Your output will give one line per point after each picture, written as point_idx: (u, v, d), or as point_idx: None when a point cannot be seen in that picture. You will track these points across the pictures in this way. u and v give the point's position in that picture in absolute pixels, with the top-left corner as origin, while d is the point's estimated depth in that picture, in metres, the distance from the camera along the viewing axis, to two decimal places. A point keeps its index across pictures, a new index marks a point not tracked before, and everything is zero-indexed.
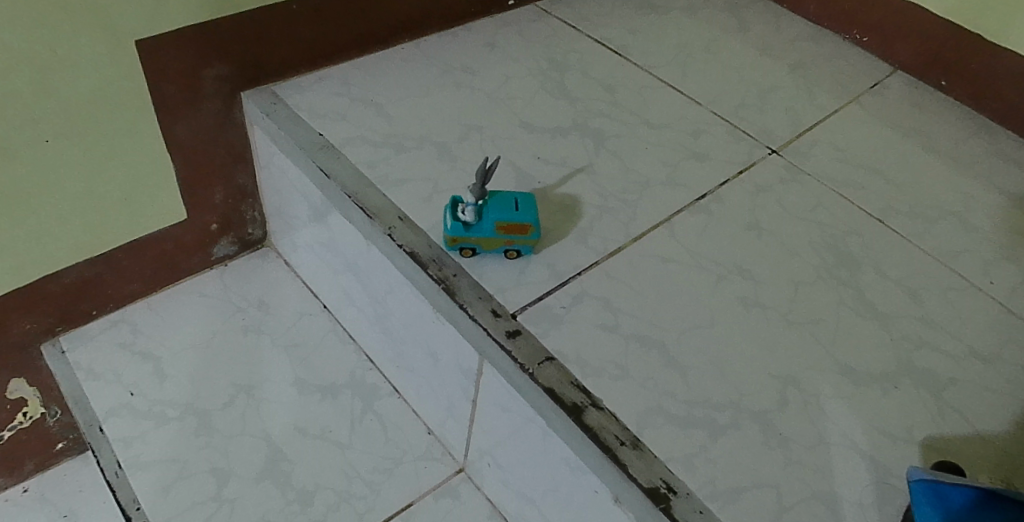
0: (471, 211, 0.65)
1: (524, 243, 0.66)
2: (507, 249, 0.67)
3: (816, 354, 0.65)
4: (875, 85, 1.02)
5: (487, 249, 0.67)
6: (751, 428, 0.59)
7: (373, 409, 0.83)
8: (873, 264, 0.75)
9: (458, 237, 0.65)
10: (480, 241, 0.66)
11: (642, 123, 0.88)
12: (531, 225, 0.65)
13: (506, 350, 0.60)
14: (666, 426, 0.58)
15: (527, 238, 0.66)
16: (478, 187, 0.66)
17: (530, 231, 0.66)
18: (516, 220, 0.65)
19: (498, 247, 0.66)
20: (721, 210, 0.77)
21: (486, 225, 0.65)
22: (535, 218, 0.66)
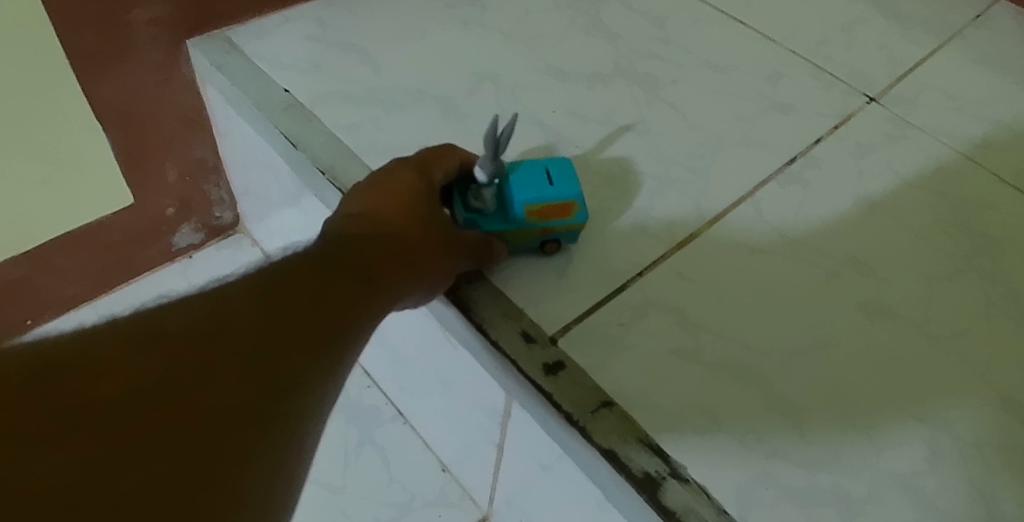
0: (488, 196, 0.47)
1: (567, 232, 0.48)
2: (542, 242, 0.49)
3: (967, 383, 0.47)
4: (980, 15, 0.82)
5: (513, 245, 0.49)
6: (893, 501, 0.42)
7: (372, 439, 0.66)
8: (1021, 244, 0.57)
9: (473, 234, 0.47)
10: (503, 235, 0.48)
11: (703, 65, 0.69)
12: (574, 203, 0.47)
13: (544, 393, 0.44)
14: (776, 504, 0.41)
15: (569, 224, 0.48)
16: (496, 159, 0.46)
17: (574, 212, 0.48)
18: (554, 200, 0.47)
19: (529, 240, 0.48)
20: (817, 178, 0.59)
21: (511, 213, 0.47)
22: (577, 192, 0.48)
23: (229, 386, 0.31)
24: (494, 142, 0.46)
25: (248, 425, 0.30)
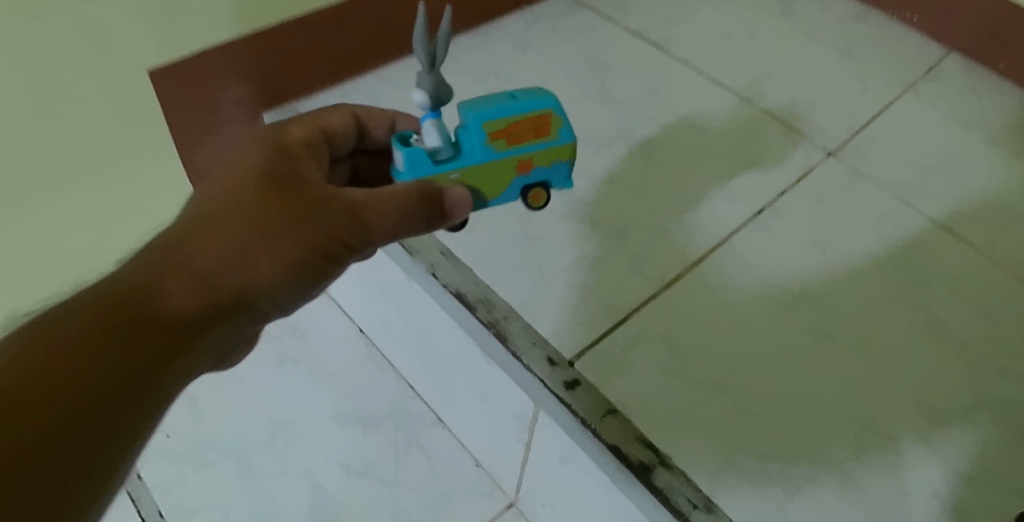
0: (435, 127, 0.53)
1: (547, 148, 0.56)
2: (521, 166, 0.56)
3: (889, 390, 0.61)
4: (930, 70, 0.96)
5: (492, 177, 0.55)
6: (827, 482, 0.56)
7: (418, 441, 0.79)
8: (943, 278, 0.71)
9: (433, 174, 0.53)
10: (473, 165, 0.54)
11: (689, 127, 0.83)
12: (525, 113, 0.54)
13: (565, 403, 0.58)
14: (739, 483, 0.55)
15: (547, 139, 0.56)
16: (435, 78, 0.53)
17: (548, 122, 0.55)
18: (518, 112, 0.54)
19: (509, 166, 0.55)
20: (780, 225, 0.73)
21: (474, 138, 0.54)
22: (523, 105, 0.54)
23: (62, 413, 0.38)
24: (428, 64, 0.52)
25: (84, 437, 0.39)
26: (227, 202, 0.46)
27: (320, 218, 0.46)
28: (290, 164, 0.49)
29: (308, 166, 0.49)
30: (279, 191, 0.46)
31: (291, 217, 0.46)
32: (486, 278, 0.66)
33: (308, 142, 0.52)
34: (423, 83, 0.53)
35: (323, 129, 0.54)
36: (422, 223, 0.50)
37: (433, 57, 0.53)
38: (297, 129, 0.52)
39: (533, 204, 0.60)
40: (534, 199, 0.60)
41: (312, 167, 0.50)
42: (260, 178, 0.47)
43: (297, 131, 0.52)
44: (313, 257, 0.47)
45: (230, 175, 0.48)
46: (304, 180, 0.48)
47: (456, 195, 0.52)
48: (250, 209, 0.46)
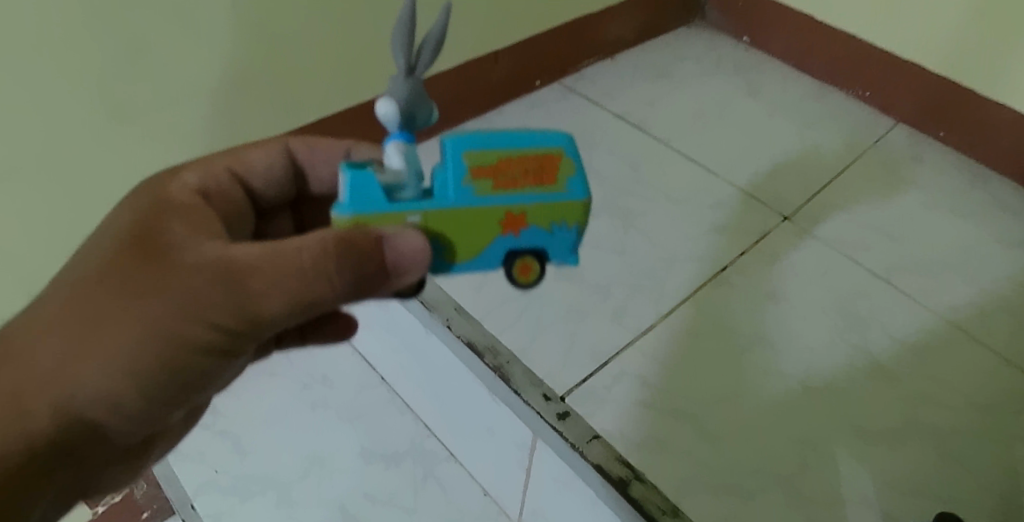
0: (401, 151, 0.49)
1: (548, 202, 0.50)
2: (509, 220, 0.51)
3: (828, 416, 0.74)
4: (879, 140, 1.10)
5: (469, 226, 0.50)
6: (774, 492, 0.68)
7: (433, 474, 0.90)
8: (879, 322, 0.84)
9: (387, 211, 0.49)
10: (441, 209, 0.49)
11: (664, 198, 0.97)
12: (519, 154, 0.50)
13: (558, 430, 0.71)
14: (703, 492, 0.68)
15: (551, 190, 0.50)
16: (411, 87, 0.49)
17: (554, 167, 0.50)
18: (514, 149, 0.50)
19: (492, 216, 0.50)
20: (740, 281, 0.87)
21: (451, 174, 0.49)
22: (521, 143, 0.50)
23: None
24: (406, 66, 0.49)
25: None
26: (96, 280, 0.48)
27: (194, 296, 0.46)
28: (166, 223, 0.49)
29: (189, 221, 0.49)
30: (146, 266, 0.47)
31: (162, 300, 0.46)
32: (491, 328, 0.80)
33: (206, 187, 0.54)
34: (397, 90, 0.49)
35: (236, 176, 0.57)
36: (346, 281, 0.46)
37: (415, 63, 0.49)
38: (190, 177, 0.54)
39: (518, 275, 0.55)
40: (524, 267, 0.55)
41: (197, 222, 0.49)
42: (124, 252, 0.48)
43: (190, 178, 0.54)
44: (189, 335, 0.47)
45: (106, 241, 0.49)
46: (183, 252, 0.47)
47: (411, 244, 0.47)
48: (117, 288, 0.47)
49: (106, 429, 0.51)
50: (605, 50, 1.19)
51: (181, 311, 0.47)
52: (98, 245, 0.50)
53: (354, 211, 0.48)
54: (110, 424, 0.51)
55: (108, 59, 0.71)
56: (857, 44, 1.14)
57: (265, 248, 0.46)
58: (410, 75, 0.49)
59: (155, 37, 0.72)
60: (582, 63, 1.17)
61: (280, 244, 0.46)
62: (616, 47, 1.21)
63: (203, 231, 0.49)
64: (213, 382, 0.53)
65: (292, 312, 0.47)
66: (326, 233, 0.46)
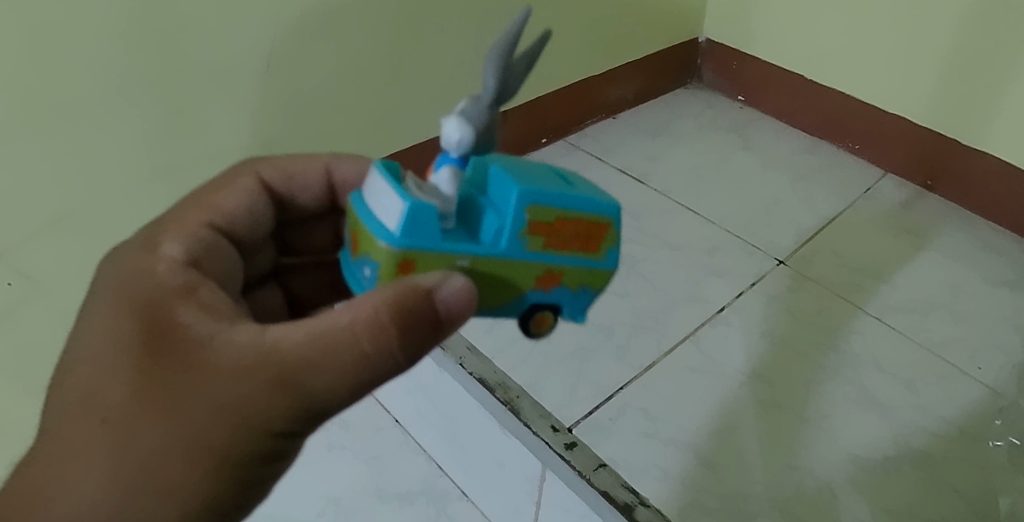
0: (456, 180, 0.43)
1: (584, 268, 0.48)
2: (545, 279, 0.47)
3: (822, 445, 0.79)
4: (868, 189, 1.15)
5: (506, 280, 0.46)
6: (772, 515, 0.74)
7: (447, 514, 0.84)
8: (873, 358, 0.88)
9: (437, 251, 0.42)
10: (487, 258, 0.44)
11: (664, 245, 1.02)
12: (577, 218, 0.46)
13: (566, 459, 0.76)
14: (702, 517, 0.73)
15: (589, 255, 0.49)
16: (487, 116, 0.43)
17: (600, 235, 0.48)
18: (572, 211, 0.46)
19: (532, 273, 0.46)
20: (738, 321, 0.92)
21: (507, 223, 0.44)
22: (581, 206, 0.46)
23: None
24: (490, 96, 0.43)
25: None
26: (97, 396, 0.42)
27: (223, 391, 0.40)
28: (169, 318, 0.42)
29: (190, 307, 0.42)
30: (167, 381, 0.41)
31: (198, 420, 0.40)
32: (502, 367, 0.86)
33: (193, 257, 0.47)
34: (472, 114, 0.43)
35: (223, 232, 0.51)
36: (405, 350, 0.41)
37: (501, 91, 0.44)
38: (170, 246, 0.47)
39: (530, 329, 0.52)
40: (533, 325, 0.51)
41: (203, 309, 0.43)
42: (133, 370, 0.41)
43: (170, 248, 0.47)
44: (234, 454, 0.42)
45: (100, 359, 0.43)
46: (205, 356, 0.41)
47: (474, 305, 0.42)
48: (138, 417, 0.41)
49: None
50: (607, 110, 1.26)
51: (226, 431, 0.41)
52: (92, 365, 0.43)
53: (406, 250, 0.41)
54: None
55: (156, 130, 0.78)
56: (843, 98, 1.20)
57: (305, 337, 0.40)
58: (492, 104, 0.43)
59: (196, 107, 0.80)
60: (584, 122, 1.24)
61: (320, 330, 0.40)
62: (617, 107, 1.27)
63: (216, 319, 0.42)
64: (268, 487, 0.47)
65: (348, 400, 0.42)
66: (370, 299, 0.40)
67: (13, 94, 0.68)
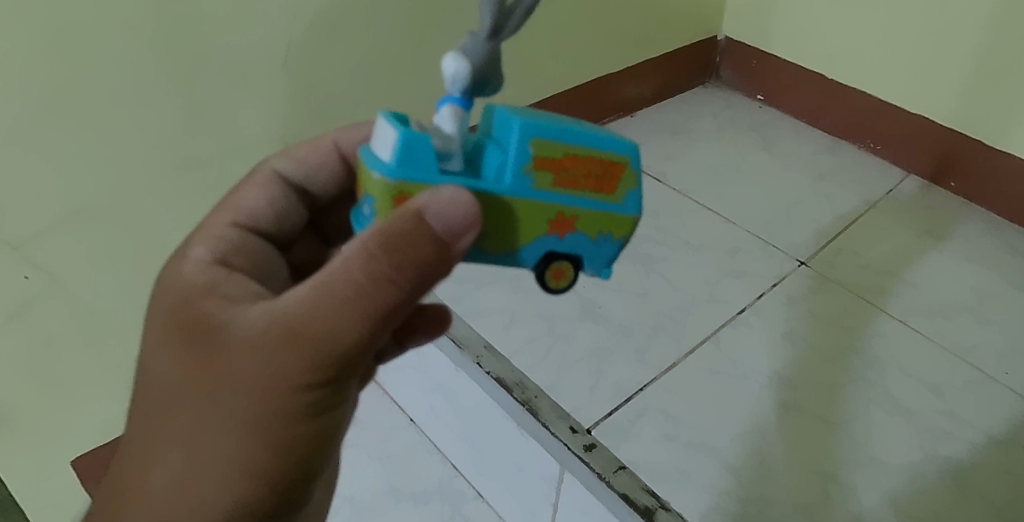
0: (457, 115, 0.41)
1: (599, 209, 0.45)
2: (557, 222, 0.44)
3: (846, 450, 0.78)
4: (890, 191, 1.13)
5: (513, 223, 0.43)
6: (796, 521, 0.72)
7: (462, 514, 0.86)
8: (898, 362, 0.86)
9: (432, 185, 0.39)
10: (490, 196, 0.41)
11: (683, 244, 1.01)
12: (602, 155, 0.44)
13: (585, 461, 0.75)
14: None
15: (609, 198, 0.45)
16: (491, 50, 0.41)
17: (617, 177, 0.45)
18: (583, 148, 0.43)
19: (542, 215, 0.43)
20: (759, 322, 0.90)
21: (510, 158, 0.42)
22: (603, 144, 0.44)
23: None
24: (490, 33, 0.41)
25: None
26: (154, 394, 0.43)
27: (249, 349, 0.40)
28: (193, 308, 0.43)
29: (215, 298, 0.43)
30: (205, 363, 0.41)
31: (238, 383, 0.40)
32: (520, 366, 0.85)
33: (220, 255, 0.47)
34: (472, 46, 0.41)
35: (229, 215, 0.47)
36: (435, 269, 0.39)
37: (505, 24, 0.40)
38: (199, 253, 0.47)
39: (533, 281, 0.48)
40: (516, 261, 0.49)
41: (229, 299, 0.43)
42: (176, 359, 0.42)
43: (201, 255, 0.46)
44: (275, 421, 0.41)
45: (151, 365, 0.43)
46: (223, 327, 0.41)
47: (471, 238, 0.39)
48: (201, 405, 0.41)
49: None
50: (624, 108, 1.25)
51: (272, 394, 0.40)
52: (151, 376, 0.43)
53: (402, 180, 0.39)
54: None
55: (174, 123, 0.77)
56: (866, 98, 1.18)
57: (309, 289, 0.39)
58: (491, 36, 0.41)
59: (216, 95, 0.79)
60: (602, 120, 1.23)
61: (330, 280, 0.38)
62: (635, 105, 1.26)
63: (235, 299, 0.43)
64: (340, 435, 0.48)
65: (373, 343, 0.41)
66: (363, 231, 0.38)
67: (30, 86, 0.67)
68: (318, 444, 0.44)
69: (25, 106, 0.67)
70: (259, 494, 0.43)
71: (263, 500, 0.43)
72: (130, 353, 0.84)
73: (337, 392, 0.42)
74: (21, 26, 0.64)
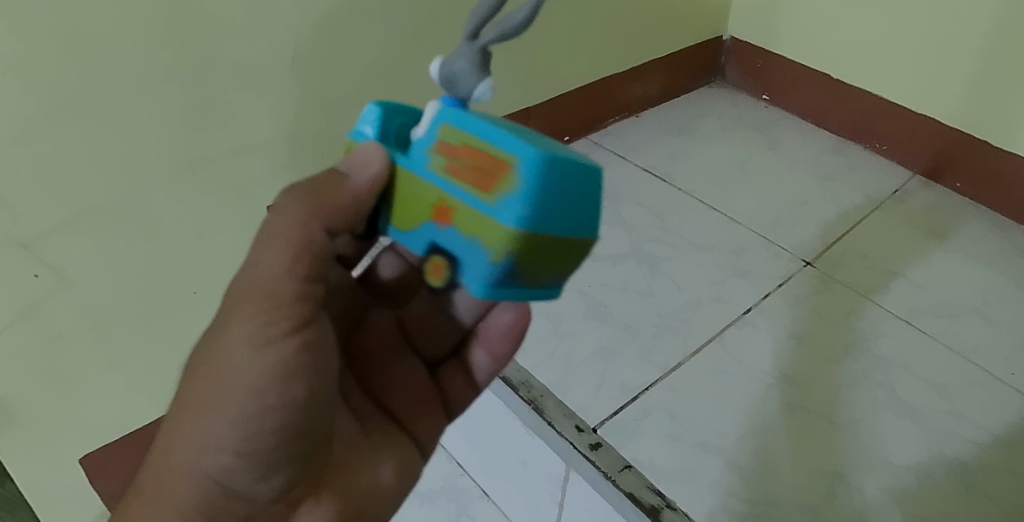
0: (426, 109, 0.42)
1: (473, 208, 0.39)
2: (438, 211, 0.41)
3: (852, 450, 0.78)
4: (896, 191, 1.13)
5: (407, 199, 0.42)
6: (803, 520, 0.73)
7: (467, 512, 0.88)
8: (903, 362, 0.86)
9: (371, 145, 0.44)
10: (400, 166, 0.42)
11: (689, 245, 1.01)
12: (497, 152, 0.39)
13: (591, 460, 0.75)
14: None
15: (482, 198, 0.39)
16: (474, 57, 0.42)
17: (500, 177, 0.38)
18: (479, 140, 0.40)
19: (427, 197, 0.41)
20: (765, 322, 0.90)
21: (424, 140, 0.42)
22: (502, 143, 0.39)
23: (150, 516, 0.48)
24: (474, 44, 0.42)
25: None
26: None
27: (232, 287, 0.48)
28: None
29: None
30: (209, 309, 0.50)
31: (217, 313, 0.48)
32: (526, 365, 0.85)
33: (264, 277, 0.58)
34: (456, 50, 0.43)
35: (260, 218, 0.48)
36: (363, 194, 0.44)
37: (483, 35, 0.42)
38: None
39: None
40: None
41: None
42: None
43: None
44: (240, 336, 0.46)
45: None
46: None
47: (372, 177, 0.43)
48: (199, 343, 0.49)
49: (262, 497, 0.49)
50: (630, 109, 1.25)
51: (238, 309, 0.46)
52: None
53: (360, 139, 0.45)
54: (260, 488, 0.49)
55: (184, 122, 0.77)
56: (872, 98, 1.18)
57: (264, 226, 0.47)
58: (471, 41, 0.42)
59: (225, 94, 0.79)
60: (607, 120, 1.23)
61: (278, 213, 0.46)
62: (641, 105, 1.26)
63: None
64: (324, 385, 0.49)
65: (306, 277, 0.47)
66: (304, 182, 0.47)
67: (41, 85, 0.67)
68: (270, 378, 0.46)
69: (36, 105, 0.68)
70: (225, 429, 0.47)
71: (233, 436, 0.47)
72: (139, 351, 0.84)
73: (276, 324, 0.46)
74: (32, 25, 0.65)
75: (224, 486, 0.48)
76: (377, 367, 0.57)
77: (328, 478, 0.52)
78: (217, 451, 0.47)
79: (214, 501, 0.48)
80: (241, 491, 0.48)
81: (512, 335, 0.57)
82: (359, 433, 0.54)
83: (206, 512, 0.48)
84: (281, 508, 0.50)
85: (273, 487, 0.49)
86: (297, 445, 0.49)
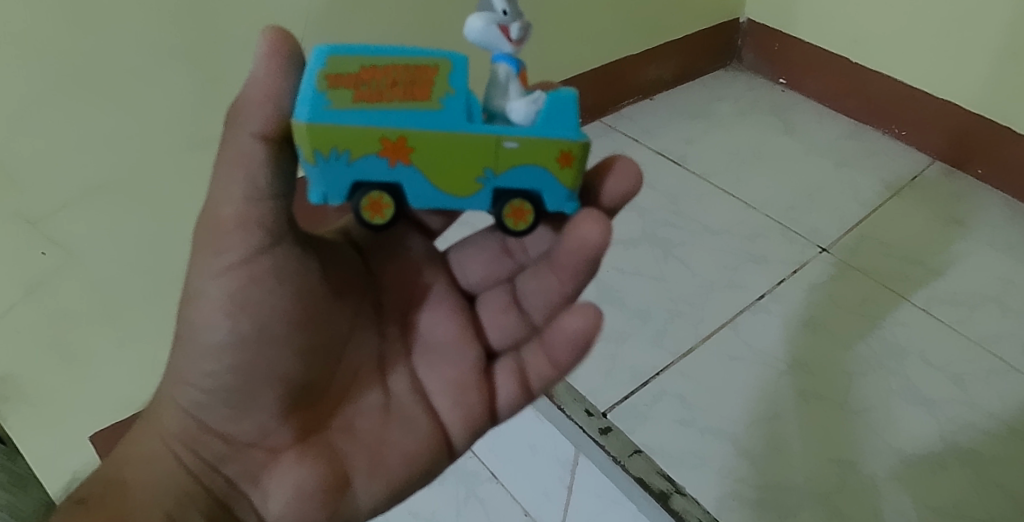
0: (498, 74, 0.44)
1: None
2: None
3: (864, 439, 0.77)
4: (915, 178, 1.11)
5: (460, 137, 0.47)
6: (814, 508, 0.72)
7: (476, 493, 0.86)
8: (919, 352, 0.85)
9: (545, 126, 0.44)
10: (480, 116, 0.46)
11: (703, 229, 1.00)
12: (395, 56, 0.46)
13: (601, 446, 0.75)
14: (740, 509, 0.72)
15: None
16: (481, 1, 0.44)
17: None
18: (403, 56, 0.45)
19: None
20: (778, 308, 0.89)
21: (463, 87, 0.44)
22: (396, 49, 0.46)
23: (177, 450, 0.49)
24: None
25: None
26: None
27: None
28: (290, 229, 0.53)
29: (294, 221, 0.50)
30: None
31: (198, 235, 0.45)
32: None
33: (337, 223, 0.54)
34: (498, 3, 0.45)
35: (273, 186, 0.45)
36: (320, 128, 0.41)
37: None
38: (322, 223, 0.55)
39: (376, 220, 0.46)
40: (394, 200, 0.45)
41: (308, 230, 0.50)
42: None
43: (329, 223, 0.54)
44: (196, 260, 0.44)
45: None
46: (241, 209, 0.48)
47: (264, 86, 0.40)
48: None
49: (240, 435, 0.47)
50: (644, 91, 1.23)
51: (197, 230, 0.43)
52: None
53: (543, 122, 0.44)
54: (235, 426, 0.46)
55: (191, 99, 0.77)
56: (891, 82, 1.16)
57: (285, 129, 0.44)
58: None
59: (234, 73, 0.78)
60: (621, 103, 1.21)
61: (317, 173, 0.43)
62: (656, 88, 1.25)
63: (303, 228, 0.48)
64: (288, 322, 0.45)
65: (256, 202, 0.42)
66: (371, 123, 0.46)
67: (46, 61, 0.67)
68: (224, 310, 0.44)
69: (42, 81, 0.67)
70: (190, 361, 0.45)
71: (195, 369, 0.45)
72: (148, 330, 0.84)
73: (225, 252, 0.43)
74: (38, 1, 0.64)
75: (197, 419, 0.46)
76: (423, 351, 0.50)
77: (323, 428, 0.48)
78: (184, 383, 0.45)
79: (189, 432, 0.46)
80: (214, 426, 0.46)
81: (573, 347, 0.48)
82: (377, 396, 0.49)
83: (181, 440, 0.46)
84: (262, 450, 0.47)
85: (250, 427, 0.46)
86: (266, 389, 0.45)
